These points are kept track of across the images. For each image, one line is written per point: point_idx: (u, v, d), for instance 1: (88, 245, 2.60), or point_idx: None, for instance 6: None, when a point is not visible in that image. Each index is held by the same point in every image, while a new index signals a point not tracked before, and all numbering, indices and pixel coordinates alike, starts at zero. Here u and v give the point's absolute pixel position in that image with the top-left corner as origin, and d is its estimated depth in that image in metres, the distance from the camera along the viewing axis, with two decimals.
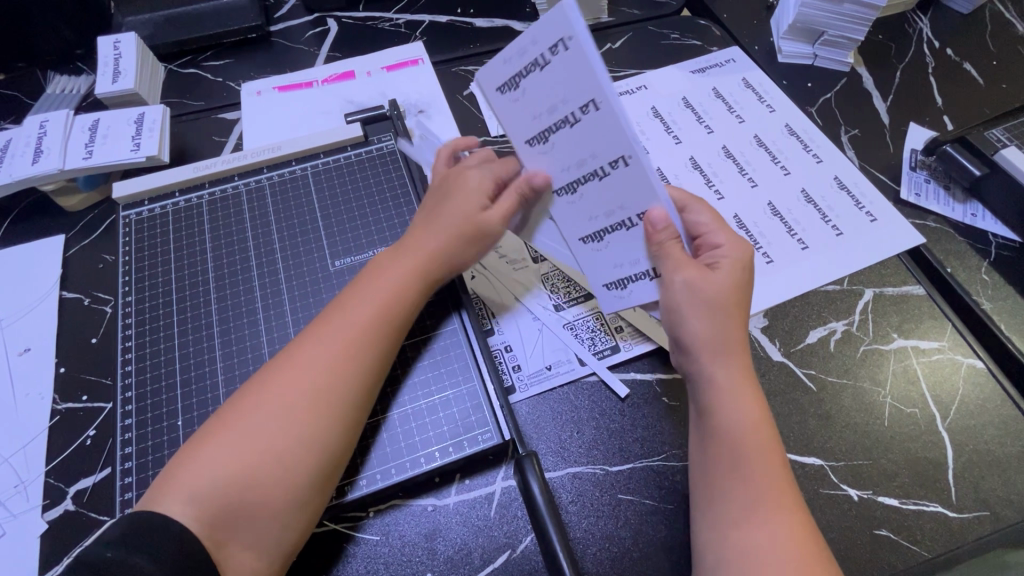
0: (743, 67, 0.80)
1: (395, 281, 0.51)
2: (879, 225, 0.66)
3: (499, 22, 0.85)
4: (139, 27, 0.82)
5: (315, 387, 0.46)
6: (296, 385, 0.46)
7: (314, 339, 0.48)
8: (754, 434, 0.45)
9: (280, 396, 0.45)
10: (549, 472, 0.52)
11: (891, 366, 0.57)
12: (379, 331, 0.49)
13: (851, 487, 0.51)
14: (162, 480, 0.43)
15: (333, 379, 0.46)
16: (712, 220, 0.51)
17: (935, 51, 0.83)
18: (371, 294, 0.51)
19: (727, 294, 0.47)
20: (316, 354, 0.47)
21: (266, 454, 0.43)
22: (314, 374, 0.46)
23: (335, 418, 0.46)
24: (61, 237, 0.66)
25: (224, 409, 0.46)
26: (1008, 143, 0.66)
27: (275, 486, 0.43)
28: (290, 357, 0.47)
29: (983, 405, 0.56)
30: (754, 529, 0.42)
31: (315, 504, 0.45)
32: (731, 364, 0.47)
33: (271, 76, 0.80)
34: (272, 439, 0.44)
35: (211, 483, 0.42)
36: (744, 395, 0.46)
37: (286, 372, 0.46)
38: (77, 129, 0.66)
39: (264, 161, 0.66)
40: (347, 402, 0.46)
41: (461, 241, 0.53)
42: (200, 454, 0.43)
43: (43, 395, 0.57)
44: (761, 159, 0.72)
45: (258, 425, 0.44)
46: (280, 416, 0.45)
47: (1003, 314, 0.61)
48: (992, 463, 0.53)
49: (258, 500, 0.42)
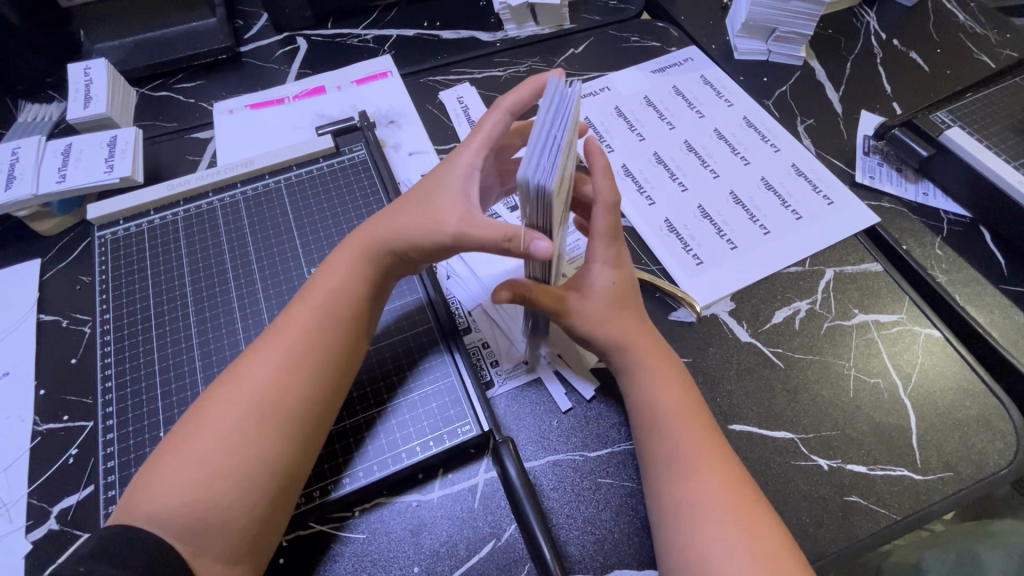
0: (700, 65, 0.84)
1: (342, 285, 0.52)
2: (836, 207, 0.70)
3: (464, 34, 0.87)
4: (110, 53, 0.83)
5: (264, 399, 0.46)
6: (244, 398, 0.46)
7: (258, 353, 0.49)
8: (679, 402, 0.50)
9: (228, 411, 0.46)
10: (529, 461, 0.53)
11: (854, 341, 0.60)
12: (323, 339, 0.50)
13: (820, 457, 0.53)
14: (130, 498, 0.43)
15: (281, 388, 0.47)
16: (605, 232, 0.52)
17: (883, 42, 0.87)
18: (315, 302, 0.51)
19: (618, 301, 0.53)
20: (262, 365, 0.48)
21: (217, 471, 0.43)
22: (262, 388, 0.47)
23: (291, 427, 0.46)
24: (37, 261, 0.67)
25: (177, 427, 0.47)
26: (952, 125, 0.69)
27: (236, 502, 0.43)
28: (236, 372, 0.48)
29: (942, 372, 0.58)
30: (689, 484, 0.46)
31: (281, 514, 0.45)
32: (646, 344, 0.53)
33: (243, 94, 0.82)
34: (224, 454, 0.44)
35: (174, 502, 0.42)
36: (659, 367, 0.52)
37: (233, 386, 0.47)
38: (48, 154, 0.67)
39: (236, 176, 0.67)
40: (303, 411, 0.47)
41: (450, 221, 0.49)
42: (158, 475, 0.44)
43: (23, 417, 0.57)
44: (721, 151, 0.74)
45: (207, 442, 0.44)
46: (230, 431, 0.45)
47: (958, 286, 0.64)
48: (953, 426, 0.55)
49: (221, 515, 0.43)
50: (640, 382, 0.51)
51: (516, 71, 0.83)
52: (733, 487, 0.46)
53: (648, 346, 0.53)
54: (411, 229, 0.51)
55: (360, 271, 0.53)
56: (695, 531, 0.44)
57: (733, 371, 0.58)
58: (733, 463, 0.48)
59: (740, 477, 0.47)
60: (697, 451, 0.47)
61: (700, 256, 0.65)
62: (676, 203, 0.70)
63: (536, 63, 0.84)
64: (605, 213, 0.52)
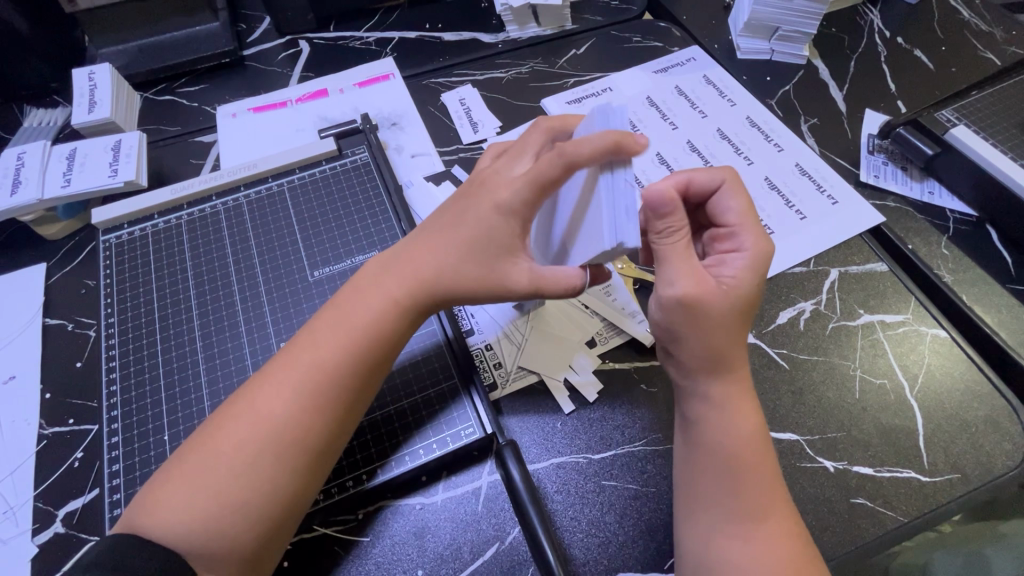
0: (702, 65, 0.83)
1: (370, 314, 0.48)
2: (841, 207, 0.69)
3: (466, 35, 0.88)
4: (114, 57, 0.83)
5: (282, 431, 0.44)
6: (263, 427, 0.44)
7: (280, 378, 0.46)
8: (751, 453, 0.45)
9: (242, 439, 0.44)
10: (532, 464, 0.53)
11: (859, 342, 0.60)
12: (345, 373, 0.46)
13: (827, 459, 0.53)
14: (139, 505, 0.43)
15: (298, 424, 0.44)
16: (743, 211, 0.48)
17: (887, 40, 0.86)
18: (343, 330, 0.47)
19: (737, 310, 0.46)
20: (282, 395, 0.45)
21: (226, 499, 0.42)
22: (280, 420, 0.44)
23: (307, 463, 0.45)
24: (43, 266, 0.67)
25: (192, 443, 0.45)
26: (957, 123, 0.69)
27: (243, 530, 0.42)
28: (254, 397, 0.45)
29: (948, 372, 0.58)
30: (734, 540, 0.43)
31: (285, 540, 0.45)
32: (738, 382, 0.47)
33: (246, 98, 0.82)
34: (235, 488, 0.42)
35: (180, 525, 0.41)
36: (739, 409, 0.47)
37: (250, 412, 0.45)
38: (53, 158, 0.67)
39: (239, 180, 0.67)
40: (318, 449, 0.45)
41: (506, 275, 0.48)
42: (167, 492, 0.42)
43: (30, 421, 0.57)
44: (724, 151, 0.74)
45: (220, 469, 0.43)
46: (244, 461, 0.43)
47: (964, 286, 0.64)
48: (960, 427, 0.55)
49: (227, 542, 0.41)
50: (719, 420, 0.46)
51: (518, 72, 0.83)
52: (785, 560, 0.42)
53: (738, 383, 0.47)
54: (455, 255, 0.49)
55: (390, 296, 0.49)
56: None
57: None
58: (786, 526, 0.44)
59: (797, 547, 0.43)
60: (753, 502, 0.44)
61: None
62: None
63: (538, 63, 0.84)
64: (732, 190, 0.49)
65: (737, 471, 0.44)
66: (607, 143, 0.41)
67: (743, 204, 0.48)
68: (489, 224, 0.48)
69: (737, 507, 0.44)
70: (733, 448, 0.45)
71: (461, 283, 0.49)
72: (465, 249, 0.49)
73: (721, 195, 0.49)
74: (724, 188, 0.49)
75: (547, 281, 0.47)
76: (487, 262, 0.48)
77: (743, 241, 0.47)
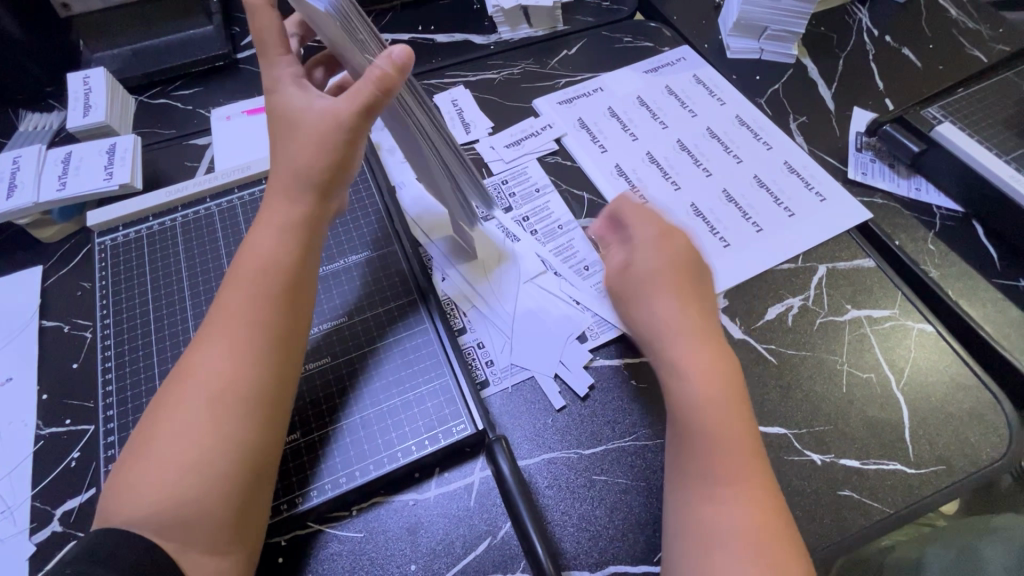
0: (692, 64, 0.84)
1: (266, 254, 0.49)
2: (828, 203, 0.70)
3: (458, 37, 0.88)
4: (108, 61, 0.84)
5: (212, 386, 0.45)
6: (196, 390, 0.44)
7: (203, 342, 0.46)
8: (727, 413, 0.48)
9: (180, 404, 0.44)
10: (523, 460, 0.54)
11: (847, 336, 0.60)
12: (259, 316, 0.47)
13: (814, 452, 0.54)
14: (109, 500, 0.42)
15: (226, 372, 0.45)
16: (650, 238, 0.58)
17: (875, 38, 0.87)
18: (241, 276, 0.49)
19: (651, 286, 0.55)
20: (208, 353, 0.46)
21: (178, 466, 0.42)
22: (209, 376, 0.45)
23: (247, 410, 0.45)
24: (39, 268, 0.68)
25: (140, 428, 0.45)
26: (942, 120, 0.70)
27: (204, 492, 0.42)
28: (183, 366, 0.46)
29: (933, 365, 0.58)
30: (721, 499, 0.45)
31: (255, 500, 0.45)
32: (696, 346, 0.51)
33: (240, 101, 0.83)
34: (182, 453, 0.43)
35: (146, 505, 0.41)
36: (711, 371, 0.49)
37: (182, 380, 0.45)
38: (49, 162, 0.68)
39: (233, 181, 0.68)
40: (252, 390, 0.45)
41: (328, 122, 0.46)
42: (128, 479, 0.42)
43: (26, 422, 0.58)
44: (713, 149, 0.75)
45: (166, 439, 0.43)
46: (184, 426, 0.43)
47: (950, 281, 0.65)
48: (946, 420, 0.55)
49: (193, 509, 0.42)
50: (690, 389, 0.49)
51: (510, 73, 0.84)
52: (761, 515, 0.44)
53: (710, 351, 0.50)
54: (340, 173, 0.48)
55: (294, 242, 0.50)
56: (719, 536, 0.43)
57: None
58: (768, 483, 0.46)
59: (776, 510, 0.44)
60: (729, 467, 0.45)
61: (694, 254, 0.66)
62: (669, 202, 0.70)
63: (530, 64, 0.85)
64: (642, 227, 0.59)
65: (716, 432, 0.47)
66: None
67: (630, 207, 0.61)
68: (294, 103, 0.48)
69: (715, 468, 0.46)
70: (711, 411, 0.48)
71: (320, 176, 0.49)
72: (292, 139, 0.48)
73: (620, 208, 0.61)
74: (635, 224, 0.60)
75: (359, 92, 0.43)
76: (306, 130, 0.47)
77: (644, 260, 0.57)
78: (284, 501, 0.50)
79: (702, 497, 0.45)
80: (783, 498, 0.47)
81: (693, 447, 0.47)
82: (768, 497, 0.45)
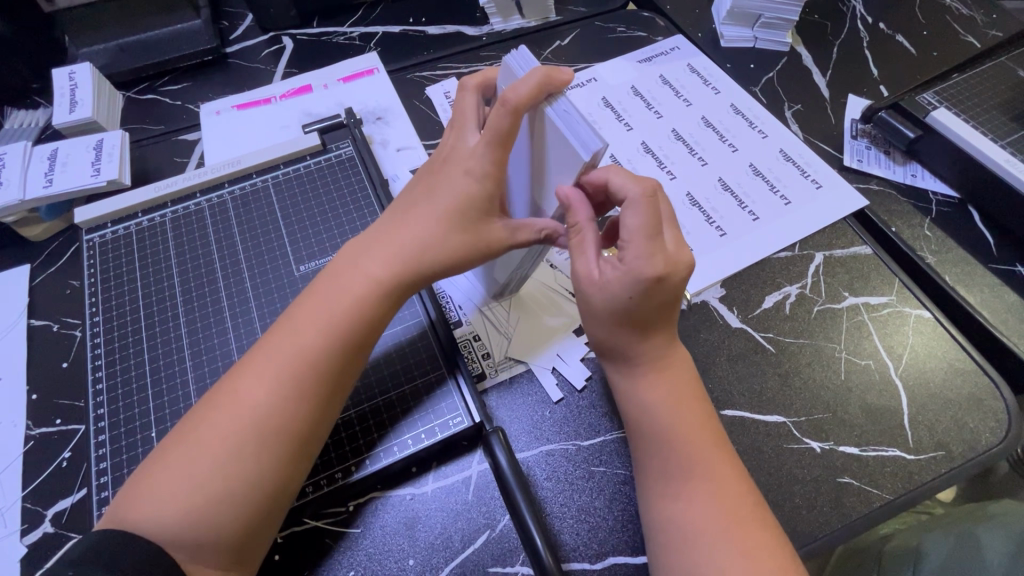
0: (687, 53, 0.83)
1: (341, 293, 0.48)
2: (825, 191, 0.70)
3: (450, 29, 0.87)
4: (94, 56, 0.82)
5: (263, 419, 0.44)
6: (244, 418, 0.44)
7: (258, 369, 0.45)
8: (685, 416, 0.47)
9: (225, 430, 0.43)
10: (521, 452, 0.53)
11: (844, 324, 0.60)
12: (321, 359, 0.46)
13: (813, 439, 0.54)
14: (122, 500, 0.42)
15: (279, 408, 0.44)
16: (641, 229, 0.43)
17: (869, 26, 0.87)
18: (315, 308, 0.48)
19: (635, 313, 0.46)
20: (262, 383, 0.45)
21: (213, 491, 0.42)
22: (260, 408, 0.44)
23: (290, 449, 0.44)
24: (27, 267, 0.67)
25: (175, 436, 0.44)
26: (938, 106, 0.69)
27: (230, 521, 0.42)
28: (233, 388, 0.45)
29: (931, 351, 0.58)
30: (695, 503, 0.44)
31: (271, 529, 0.45)
32: (652, 349, 0.49)
33: (230, 95, 0.81)
34: (219, 479, 0.42)
35: (166, 519, 0.41)
36: (665, 373, 0.48)
37: (231, 404, 0.44)
38: (35, 159, 0.67)
39: (223, 176, 0.67)
40: (301, 429, 0.45)
41: (488, 239, 0.49)
42: (149, 486, 0.42)
43: (16, 422, 0.57)
44: (709, 139, 0.74)
45: (203, 460, 0.42)
46: (226, 452, 0.43)
47: (947, 266, 0.64)
48: (945, 405, 0.55)
49: (212, 532, 0.41)
50: (639, 394, 0.48)
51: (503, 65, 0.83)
52: (730, 514, 0.44)
53: (662, 354, 0.49)
54: (434, 237, 0.48)
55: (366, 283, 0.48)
56: (688, 536, 0.43)
57: (725, 358, 0.58)
58: (741, 479, 0.46)
59: (749, 506, 0.44)
60: (694, 466, 0.45)
61: (690, 244, 0.65)
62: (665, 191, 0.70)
63: None
64: (635, 210, 0.44)
65: (684, 438, 0.46)
66: (539, 79, 0.42)
67: (644, 219, 0.43)
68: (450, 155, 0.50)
69: (682, 470, 0.45)
70: (674, 417, 0.47)
71: (441, 261, 0.49)
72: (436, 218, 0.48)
73: (623, 211, 0.45)
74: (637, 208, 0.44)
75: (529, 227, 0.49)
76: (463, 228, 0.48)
77: (634, 263, 0.43)
78: (311, 482, 0.50)
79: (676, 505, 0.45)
80: (754, 484, 0.47)
81: (659, 458, 0.46)
82: (743, 492, 0.45)
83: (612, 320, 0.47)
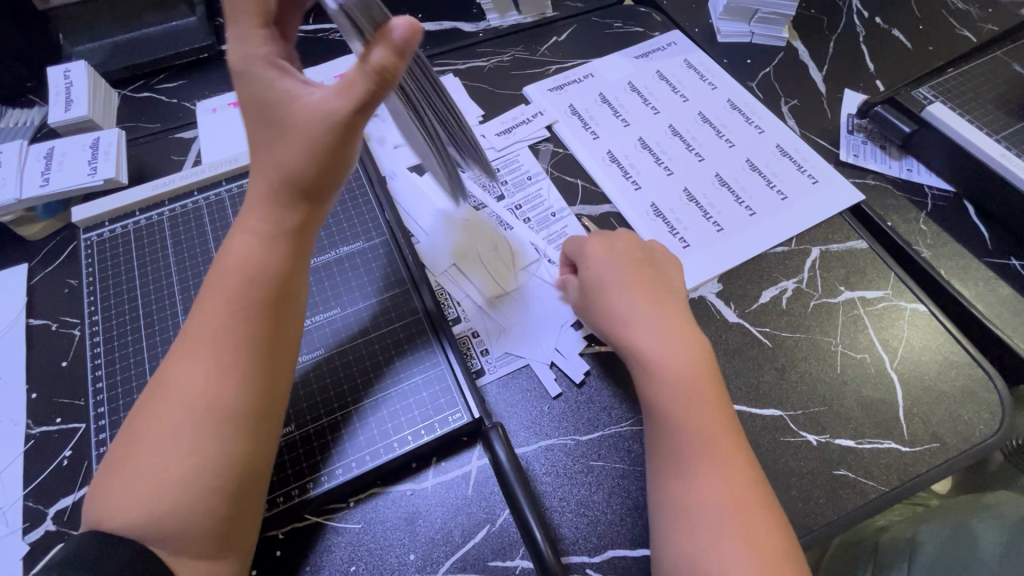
0: (683, 48, 0.83)
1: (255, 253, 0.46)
2: (821, 185, 0.70)
3: (447, 25, 0.87)
4: (88, 55, 0.82)
5: (196, 396, 0.42)
6: (180, 399, 0.42)
7: (185, 350, 0.44)
8: (692, 409, 0.47)
9: (161, 416, 0.42)
10: (520, 447, 0.53)
11: (841, 317, 0.60)
12: (242, 322, 0.44)
13: (809, 433, 0.54)
14: (92, 511, 0.41)
15: (211, 381, 0.43)
16: (588, 243, 0.58)
17: (865, 20, 0.87)
18: (228, 278, 0.45)
19: (635, 301, 0.53)
20: (192, 362, 0.43)
21: (167, 477, 0.41)
22: (192, 386, 0.42)
23: (233, 420, 0.43)
24: (25, 266, 0.67)
25: (124, 437, 0.43)
26: (933, 100, 0.69)
27: (194, 504, 0.41)
28: (168, 375, 0.44)
29: (926, 344, 0.59)
30: (706, 498, 0.44)
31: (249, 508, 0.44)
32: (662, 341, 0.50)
33: (226, 93, 0.81)
34: (170, 465, 0.41)
35: (133, 516, 0.40)
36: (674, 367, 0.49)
37: (165, 391, 0.43)
38: (30, 157, 0.66)
39: (220, 174, 0.67)
40: (240, 399, 0.43)
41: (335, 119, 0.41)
42: (112, 490, 0.41)
43: (17, 422, 0.57)
44: (706, 134, 0.75)
45: (151, 451, 0.41)
46: (173, 437, 0.41)
47: (943, 260, 0.65)
48: (940, 398, 0.56)
49: (181, 519, 0.40)
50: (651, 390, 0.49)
51: (500, 61, 0.83)
52: (738, 508, 0.44)
53: (675, 347, 0.50)
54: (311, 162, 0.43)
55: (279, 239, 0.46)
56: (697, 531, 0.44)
57: (722, 352, 0.59)
58: (750, 469, 0.46)
59: (758, 497, 0.45)
60: (702, 461, 0.46)
61: (687, 239, 0.66)
62: (662, 187, 0.70)
63: (519, 51, 0.84)
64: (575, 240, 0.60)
65: (691, 432, 0.46)
66: None
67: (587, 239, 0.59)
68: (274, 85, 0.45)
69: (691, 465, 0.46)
70: (682, 412, 0.47)
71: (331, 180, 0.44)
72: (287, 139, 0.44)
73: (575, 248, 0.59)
74: (589, 251, 0.57)
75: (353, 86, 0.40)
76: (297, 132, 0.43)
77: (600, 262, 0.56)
78: (296, 486, 0.50)
79: (685, 503, 0.45)
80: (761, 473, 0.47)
81: (670, 455, 0.46)
82: (754, 482, 0.45)
83: (627, 319, 0.52)
